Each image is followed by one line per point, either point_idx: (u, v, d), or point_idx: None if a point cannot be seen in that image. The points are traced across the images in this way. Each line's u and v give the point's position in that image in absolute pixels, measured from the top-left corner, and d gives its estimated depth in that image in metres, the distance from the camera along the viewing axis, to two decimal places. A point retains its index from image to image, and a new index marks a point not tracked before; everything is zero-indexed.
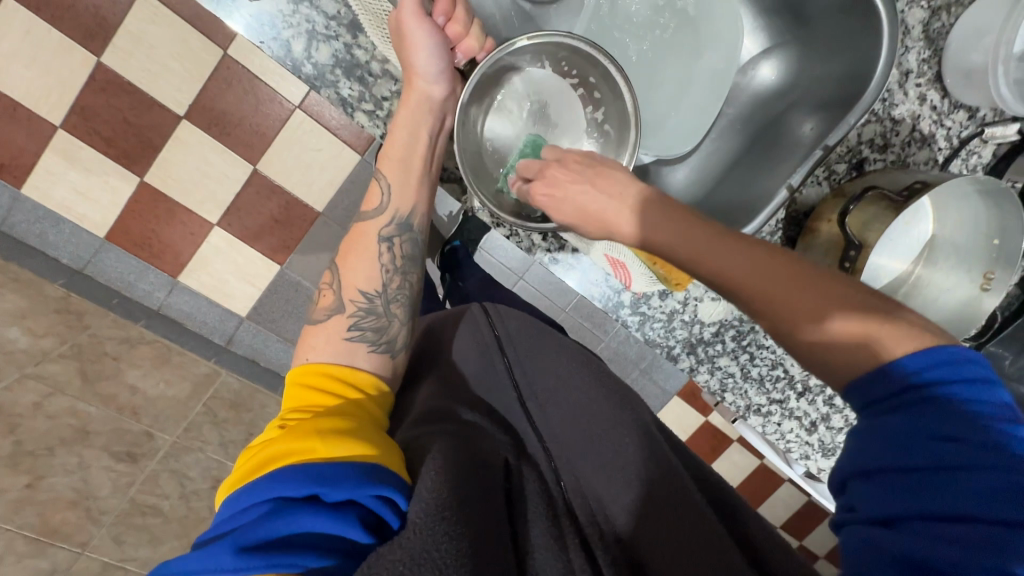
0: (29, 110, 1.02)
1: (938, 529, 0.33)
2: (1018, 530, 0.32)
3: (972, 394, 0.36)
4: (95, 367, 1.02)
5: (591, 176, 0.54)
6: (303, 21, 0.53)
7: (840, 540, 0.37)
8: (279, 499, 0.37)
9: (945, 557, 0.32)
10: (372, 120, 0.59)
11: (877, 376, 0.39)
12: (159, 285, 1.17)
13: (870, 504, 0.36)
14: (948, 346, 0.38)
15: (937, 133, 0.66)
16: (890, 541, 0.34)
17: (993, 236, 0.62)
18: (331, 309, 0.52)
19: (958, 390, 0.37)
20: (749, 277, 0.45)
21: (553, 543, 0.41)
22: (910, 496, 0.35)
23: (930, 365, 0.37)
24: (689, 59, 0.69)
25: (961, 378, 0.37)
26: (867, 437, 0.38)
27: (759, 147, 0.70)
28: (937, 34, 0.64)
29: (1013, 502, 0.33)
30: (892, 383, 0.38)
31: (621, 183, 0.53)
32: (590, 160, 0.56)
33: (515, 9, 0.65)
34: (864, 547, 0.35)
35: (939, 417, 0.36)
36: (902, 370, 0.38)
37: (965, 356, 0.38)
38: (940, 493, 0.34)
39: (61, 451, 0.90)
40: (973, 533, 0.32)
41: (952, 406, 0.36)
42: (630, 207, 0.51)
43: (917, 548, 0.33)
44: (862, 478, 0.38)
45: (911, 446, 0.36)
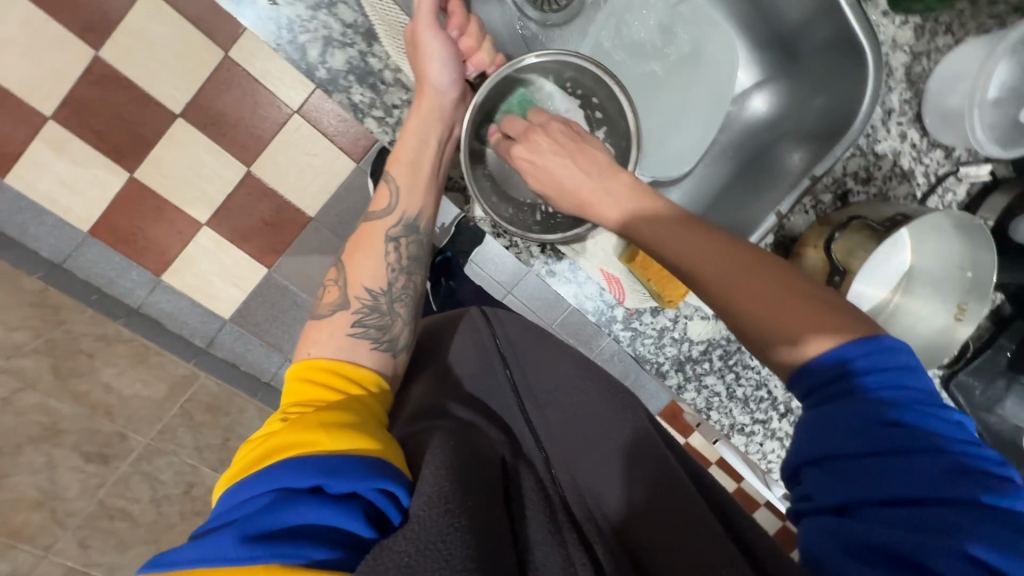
0: (19, 99, 1.01)
1: (886, 510, 0.33)
2: (964, 507, 0.32)
3: (903, 381, 0.37)
4: (69, 363, 0.99)
5: (573, 151, 0.58)
6: (320, 26, 0.54)
7: (799, 532, 0.37)
8: (284, 489, 0.37)
9: (897, 539, 0.32)
10: (381, 126, 0.59)
11: (816, 365, 0.39)
12: (141, 283, 1.14)
13: (823, 492, 0.36)
14: (879, 335, 0.39)
15: (916, 170, 0.70)
16: (845, 529, 0.34)
17: (966, 269, 0.66)
18: (336, 304, 0.52)
19: (891, 376, 0.37)
20: (737, 279, 0.45)
21: (553, 539, 0.42)
22: (861, 484, 0.35)
23: (863, 355, 0.38)
24: (686, 86, 0.72)
25: (892, 366, 0.38)
26: (813, 427, 0.38)
27: (749, 175, 0.73)
28: (917, 77, 0.68)
29: (954, 480, 0.33)
30: (830, 372, 0.39)
31: (598, 163, 0.57)
32: (573, 133, 0.60)
33: (522, 30, 0.67)
34: (823, 537, 0.34)
35: (877, 403, 0.36)
36: (837, 359, 0.39)
37: (893, 344, 0.39)
38: (889, 477, 0.34)
39: (28, 448, 0.87)
40: (924, 514, 0.32)
41: (886, 392, 0.37)
42: (608, 189, 0.55)
43: (869, 531, 0.33)
44: (813, 469, 0.37)
45: (855, 433, 0.36)
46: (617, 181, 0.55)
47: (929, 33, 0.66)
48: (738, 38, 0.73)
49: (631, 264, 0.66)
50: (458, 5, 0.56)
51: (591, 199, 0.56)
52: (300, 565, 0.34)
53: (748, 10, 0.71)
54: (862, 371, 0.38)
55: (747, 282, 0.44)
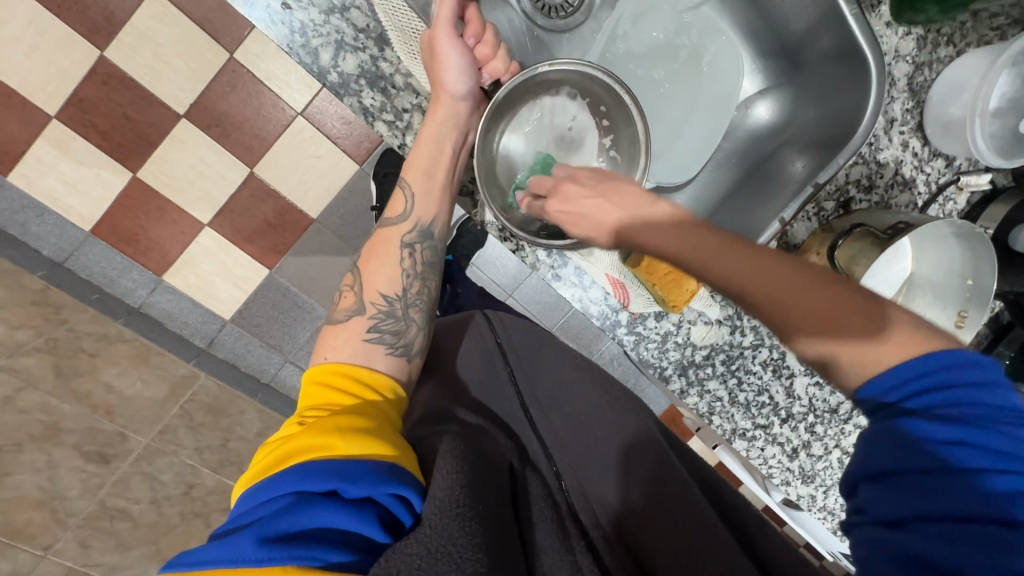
0: (24, 98, 1.01)
1: (939, 527, 0.35)
2: (1022, 529, 0.34)
3: (977, 398, 0.38)
4: (70, 363, 0.99)
5: (604, 190, 0.53)
6: (333, 31, 0.54)
7: (850, 542, 0.39)
8: (301, 492, 0.37)
9: (946, 556, 0.34)
10: (392, 130, 0.60)
11: (886, 375, 0.40)
12: (142, 282, 1.14)
13: (877, 505, 0.38)
14: (956, 350, 0.39)
15: (917, 178, 0.70)
16: (895, 543, 0.35)
17: (967, 278, 0.67)
18: (351, 310, 0.52)
19: (964, 392, 0.38)
20: (768, 279, 0.43)
21: (560, 544, 0.42)
22: (919, 499, 0.36)
23: (929, 370, 0.39)
24: (691, 94, 0.73)
25: (968, 382, 0.38)
26: (874, 441, 0.40)
27: (753, 181, 0.74)
28: (919, 87, 0.69)
29: (1012, 502, 0.35)
30: (904, 383, 0.39)
31: (629, 199, 0.51)
32: (602, 175, 0.55)
33: (529, 35, 0.68)
34: (873, 549, 0.36)
35: (945, 421, 0.37)
36: (907, 369, 0.39)
37: (972, 359, 0.39)
38: (947, 496, 0.35)
39: (29, 447, 0.86)
40: (981, 536, 0.34)
41: (955, 410, 0.38)
42: (644, 219, 0.50)
43: (917, 546, 0.35)
44: (870, 482, 0.39)
45: (918, 449, 0.37)
46: (653, 211, 0.50)
47: (931, 43, 0.67)
48: (743, 47, 0.74)
49: (637, 269, 0.66)
50: (475, 12, 0.57)
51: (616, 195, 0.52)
52: (316, 568, 0.34)
53: (751, 19, 0.72)
54: (935, 385, 0.39)
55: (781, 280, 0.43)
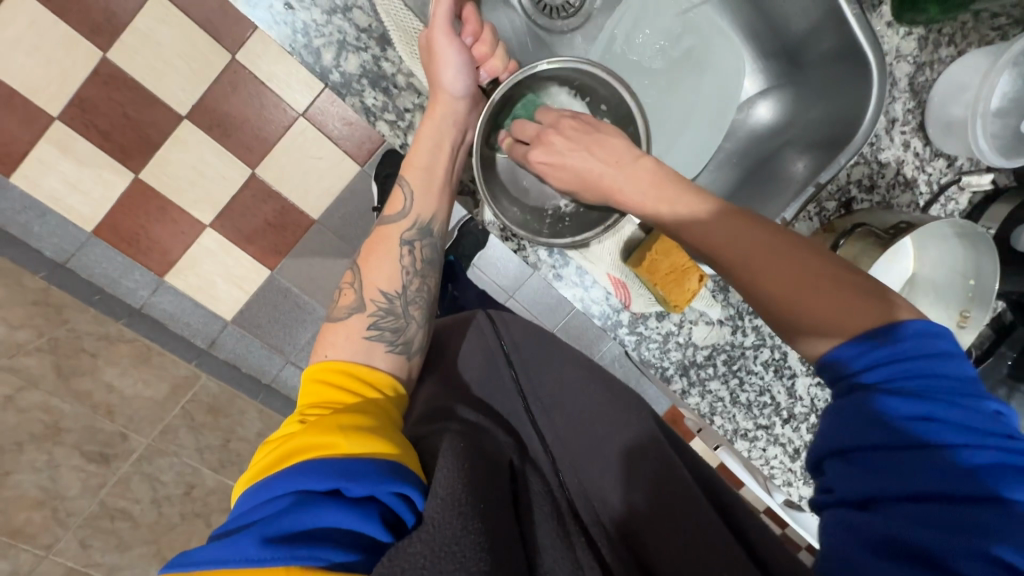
0: (26, 99, 1.02)
1: (909, 506, 0.34)
2: (994, 503, 0.33)
3: (936, 369, 0.38)
4: (71, 363, 0.99)
5: (587, 144, 0.59)
6: (335, 31, 0.54)
7: (820, 523, 0.38)
8: (302, 491, 0.37)
9: (918, 534, 0.33)
10: (393, 129, 0.60)
11: (852, 349, 0.40)
12: (143, 283, 1.14)
13: (845, 485, 0.37)
14: (912, 323, 0.39)
15: (919, 178, 0.70)
16: (866, 524, 0.35)
17: (969, 277, 0.67)
18: (351, 307, 0.52)
19: (922, 365, 0.38)
20: (748, 252, 0.47)
21: (561, 542, 0.42)
22: (885, 477, 0.36)
23: (889, 341, 0.39)
24: (692, 93, 0.73)
25: (927, 353, 0.38)
26: (840, 418, 0.39)
27: (754, 181, 0.74)
28: (920, 87, 0.69)
29: (981, 475, 0.34)
30: (866, 358, 0.40)
31: (614, 153, 0.58)
32: (584, 126, 0.61)
33: (530, 36, 0.68)
34: (844, 531, 0.36)
35: (908, 395, 0.37)
36: (872, 344, 0.40)
37: (926, 328, 0.39)
38: (911, 471, 0.35)
39: (29, 448, 0.86)
40: (947, 510, 0.33)
41: (914, 382, 0.38)
42: (627, 174, 0.56)
43: (888, 525, 0.34)
44: (836, 460, 0.39)
45: (879, 425, 0.37)
46: (638, 166, 0.56)
47: (932, 44, 0.67)
48: (744, 47, 0.74)
49: (638, 268, 0.66)
50: (473, 12, 0.58)
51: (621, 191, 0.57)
52: (318, 568, 0.34)
53: (751, 19, 0.72)
54: (895, 358, 0.39)
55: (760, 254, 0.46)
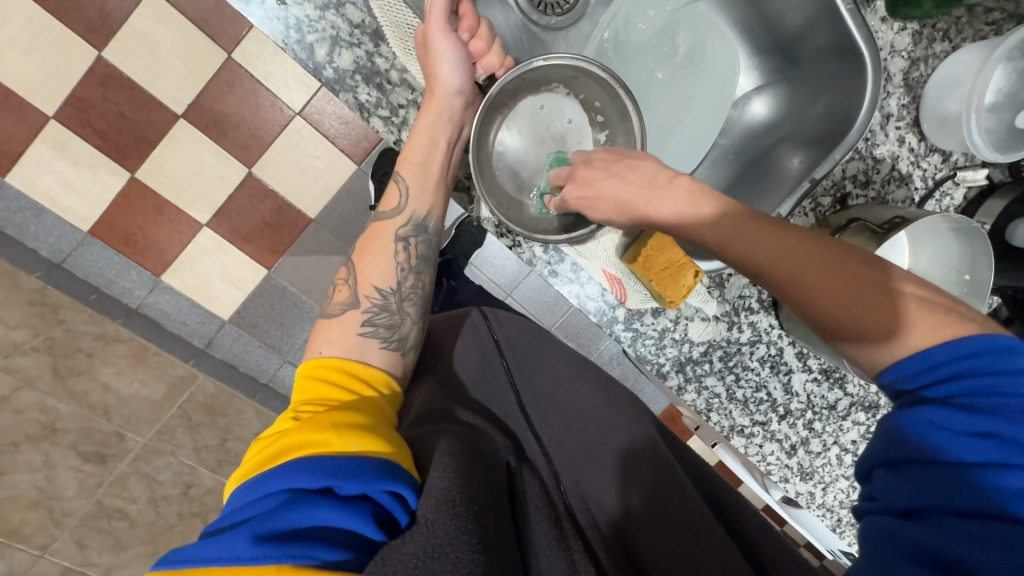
0: (22, 99, 1.01)
1: (951, 516, 0.35)
2: None
3: (1003, 388, 0.38)
4: (67, 363, 0.99)
5: (620, 170, 0.56)
6: (328, 26, 0.54)
7: (861, 529, 0.39)
8: (294, 490, 0.37)
9: (955, 544, 0.34)
10: (387, 125, 0.60)
11: (914, 362, 0.41)
12: (141, 283, 1.14)
13: (891, 493, 0.39)
14: (987, 337, 0.39)
15: (914, 173, 0.70)
16: (904, 529, 0.36)
17: (964, 272, 0.67)
18: (346, 303, 0.52)
19: (986, 384, 0.38)
20: (791, 260, 0.46)
21: (556, 543, 0.42)
22: (930, 488, 0.37)
23: (953, 357, 0.39)
24: (687, 89, 0.73)
25: (999, 372, 0.38)
26: (896, 429, 0.40)
27: (750, 177, 0.74)
28: (915, 82, 0.69)
29: None
30: (924, 374, 0.40)
31: (647, 177, 0.55)
32: (615, 155, 0.58)
33: (525, 32, 0.68)
34: (883, 535, 0.37)
35: (969, 410, 0.38)
36: (942, 354, 0.40)
37: (997, 348, 0.39)
38: (956, 484, 0.36)
39: (26, 447, 0.87)
40: (992, 526, 0.34)
41: (975, 401, 0.38)
42: (662, 196, 0.54)
43: (926, 532, 0.35)
44: (888, 470, 0.40)
45: (930, 439, 0.38)
46: (671, 192, 0.53)
47: (927, 39, 0.67)
48: (740, 44, 0.74)
49: (633, 264, 0.66)
50: (469, 7, 0.57)
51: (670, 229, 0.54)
52: (310, 566, 0.34)
53: (747, 15, 0.72)
54: (955, 375, 0.39)
55: (801, 260, 0.46)
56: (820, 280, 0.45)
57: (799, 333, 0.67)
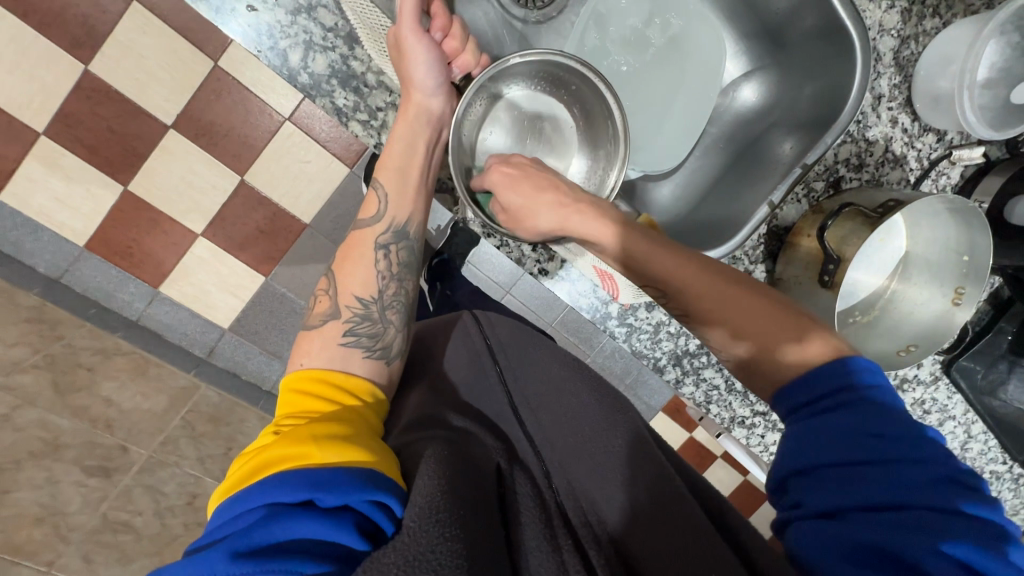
0: (10, 116, 1.01)
1: (872, 515, 0.35)
2: (946, 513, 0.35)
3: (881, 395, 0.41)
4: (68, 378, 0.99)
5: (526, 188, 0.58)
6: (300, 31, 0.53)
7: (788, 540, 0.38)
8: (274, 504, 0.37)
9: (883, 542, 0.34)
10: (366, 129, 0.59)
11: (812, 380, 0.42)
12: (139, 296, 1.14)
13: (814, 499, 0.38)
14: (857, 356, 0.43)
15: (908, 154, 0.69)
16: (836, 532, 0.35)
17: (964, 253, 0.66)
18: (326, 314, 0.51)
19: (870, 393, 0.40)
20: (722, 290, 0.49)
21: (547, 545, 0.41)
22: (848, 489, 0.37)
23: (846, 370, 0.42)
24: (676, 75, 0.72)
25: (874, 382, 0.41)
26: (803, 437, 0.40)
27: (742, 165, 0.73)
28: (906, 61, 0.67)
29: (938, 487, 0.36)
30: (818, 387, 0.42)
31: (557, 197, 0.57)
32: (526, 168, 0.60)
33: (506, 27, 0.67)
34: (815, 541, 0.36)
35: (867, 414, 0.39)
36: (833, 369, 0.42)
37: (866, 364, 0.42)
38: (873, 484, 0.36)
39: (28, 464, 0.86)
40: (912, 519, 0.34)
41: (870, 405, 0.39)
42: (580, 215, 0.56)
43: (856, 534, 0.34)
44: (802, 478, 0.39)
45: (840, 441, 0.38)
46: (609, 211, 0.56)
47: (916, 16, 0.66)
48: (725, 30, 0.73)
49: None
50: (441, 6, 0.55)
51: (573, 222, 0.56)
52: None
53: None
54: (845, 387, 0.41)
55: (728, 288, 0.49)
56: (744, 302, 0.48)
57: None
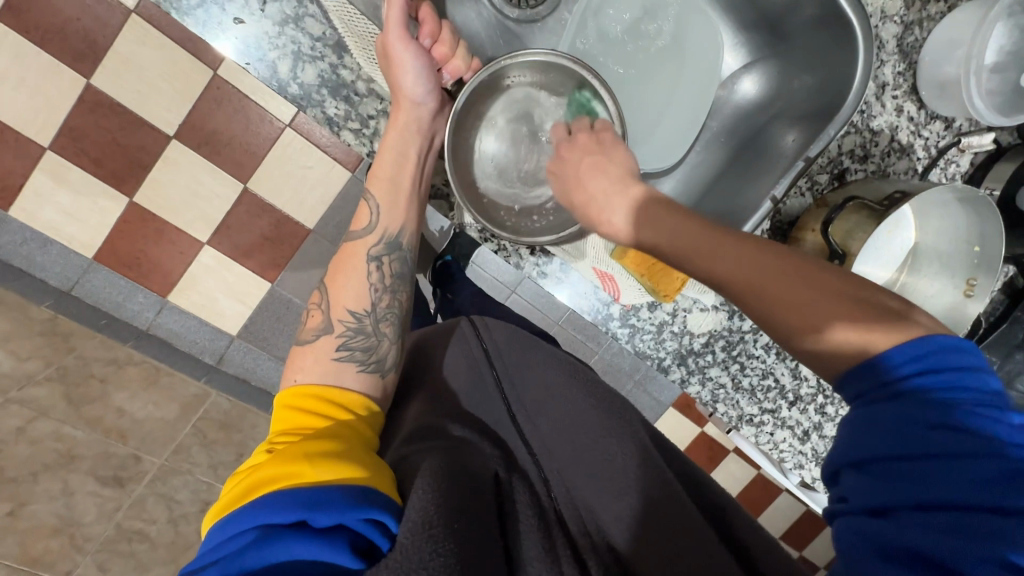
0: (17, 132, 1.02)
1: (925, 516, 0.33)
2: (1014, 517, 0.32)
3: (964, 382, 0.36)
4: (81, 390, 1.01)
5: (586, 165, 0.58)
6: (289, 42, 0.54)
7: (833, 534, 0.37)
8: (267, 525, 0.37)
9: (933, 546, 0.32)
10: (358, 138, 0.59)
11: (870, 365, 0.38)
12: (148, 305, 1.15)
13: (860, 496, 0.36)
14: (935, 335, 0.37)
15: (915, 143, 0.67)
16: (880, 533, 0.34)
17: (974, 243, 0.64)
18: (319, 329, 0.51)
19: (942, 378, 0.36)
20: (752, 268, 0.45)
21: (546, 556, 0.41)
22: (904, 487, 0.34)
23: (915, 357, 0.37)
24: (674, 70, 0.70)
25: (956, 365, 0.36)
26: (856, 428, 0.38)
27: (744, 159, 0.71)
28: (910, 48, 0.65)
29: (1008, 488, 0.32)
30: (882, 373, 0.38)
31: (610, 174, 0.56)
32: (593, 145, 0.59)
33: (499, 29, 0.66)
34: (857, 540, 0.34)
35: (932, 405, 0.35)
36: (899, 355, 0.37)
37: (951, 343, 0.37)
38: (934, 483, 0.33)
39: (43, 477, 0.89)
40: (971, 523, 0.32)
41: (940, 395, 0.35)
42: (613, 205, 0.55)
43: (903, 536, 0.33)
44: (854, 471, 0.37)
45: (896, 435, 0.35)
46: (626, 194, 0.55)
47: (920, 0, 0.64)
48: (722, 22, 0.72)
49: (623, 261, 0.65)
50: (429, 11, 0.54)
51: (605, 218, 0.56)
52: None
53: None
54: (919, 373, 0.37)
55: (759, 266, 0.44)
56: (777, 282, 0.43)
57: None
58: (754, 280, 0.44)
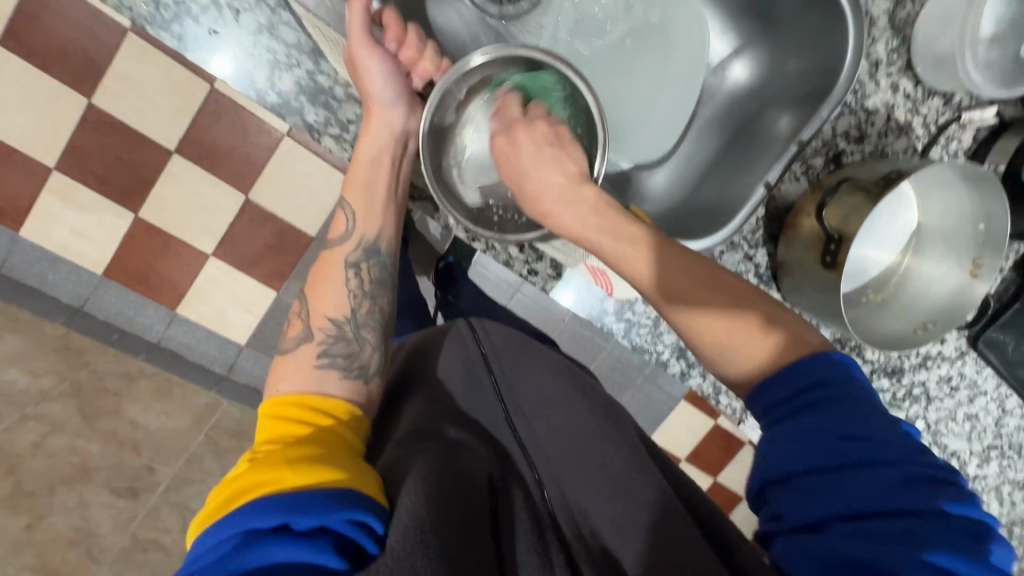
0: (24, 154, 1.04)
1: (851, 524, 0.37)
2: (921, 515, 0.37)
3: (857, 393, 0.42)
4: (95, 404, 1.05)
5: (548, 157, 0.56)
6: (264, 51, 0.55)
7: (775, 551, 0.41)
8: (248, 531, 0.37)
9: (863, 552, 0.36)
10: (339, 143, 0.60)
11: (783, 380, 0.44)
12: (158, 318, 1.13)
13: (794, 511, 0.40)
14: (826, 353, 0.44)
15: (913, 122, 0.65)
16: (818, 546, 0.38)
17: (978, 223, 0.62)
18: (299, 337, 0.53)
19: (841, 391, 0.42)
20: (680, 278, 0.50)
21: (537, 561, 0.42)
22: (828, 499, 0.39)
23: (814, 373, 0.43)
24: (659, 57, 0.69)
25: (845, 379, 0.42)
26: (777, 447, 0.42)
27: (736, 145, 0.70)
28: (903, 24, 0.64)
29: (913, 490, 0.37)
30: (792, 388, 0.43)
31: (567, 172, 0.56)
32: (554, 137, 0.58)
33: (480, 26, 0.66)
34: (800, 555, 0.38)
35: (839, 418, 0.40)
36: (804, 373, 0.43)
37: (837, 361, 0.44)
38: (853, 492, 0.38)
39: (60, 490, 0.98)
40: (890, 525, 0.36)
41: (842, 407, 0.41)
42: (571, 200, 0.54)
43: (837, 546, 0.37)
44: (781, 487, 0.41)
45: (814, 450, 0.40)
46: (581, 193, 0.54)
47: None
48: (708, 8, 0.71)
49: None
50: (394, 15, 0.54)
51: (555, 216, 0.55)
52: None
53: None
54: (816, 386, 0.42)
55: (684, 276, 0.50)
56: (696, 291, 0.49)
57: (804, 305, 0.64)
58: (678, 287, 0.49)
